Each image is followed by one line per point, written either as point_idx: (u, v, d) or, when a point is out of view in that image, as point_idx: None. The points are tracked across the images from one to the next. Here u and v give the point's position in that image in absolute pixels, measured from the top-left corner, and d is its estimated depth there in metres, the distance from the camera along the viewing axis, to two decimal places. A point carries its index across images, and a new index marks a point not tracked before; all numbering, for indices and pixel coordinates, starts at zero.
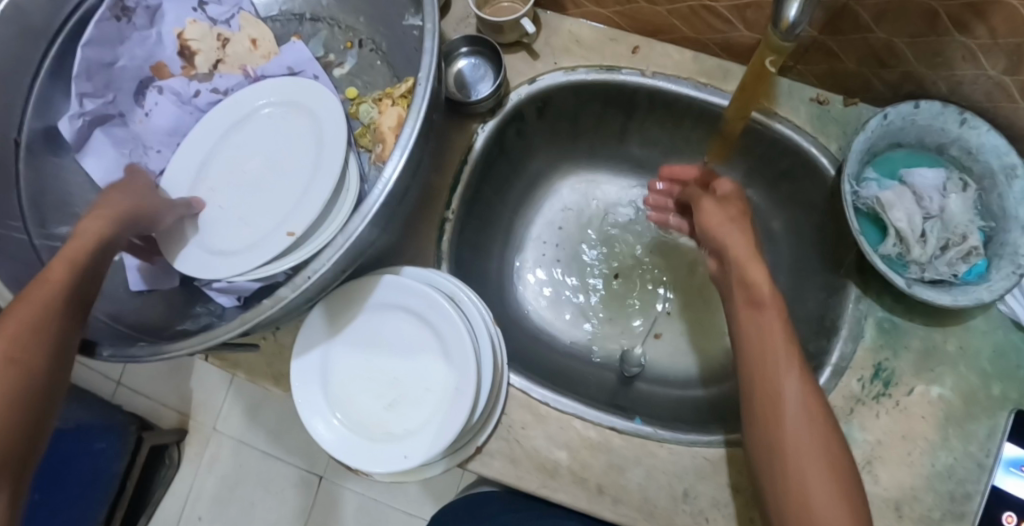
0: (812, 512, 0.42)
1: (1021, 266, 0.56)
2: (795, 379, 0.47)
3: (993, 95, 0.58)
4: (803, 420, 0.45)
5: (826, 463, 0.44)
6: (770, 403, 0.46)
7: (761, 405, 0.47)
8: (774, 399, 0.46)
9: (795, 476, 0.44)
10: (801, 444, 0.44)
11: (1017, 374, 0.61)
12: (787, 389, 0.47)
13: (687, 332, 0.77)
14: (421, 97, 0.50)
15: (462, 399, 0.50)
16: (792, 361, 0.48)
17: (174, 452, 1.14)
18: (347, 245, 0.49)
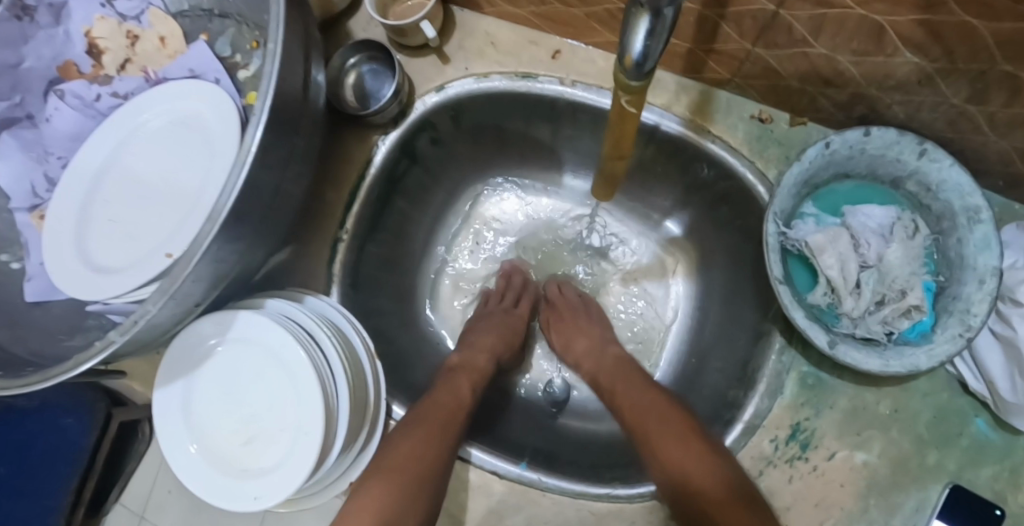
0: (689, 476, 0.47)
1: (969, 328, 0.48)
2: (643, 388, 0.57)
3: (957, 125, 0.50)
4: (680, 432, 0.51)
5: (689, 433, 0.50)
6: (646, 422, 0.53)
7: (642, 431, 0.52)
8: (648, 420, 0.53)
9: (668, 450, 0.50)
10: (664, 420, 0.52)
11: (956, 443, 0.54)
12: (644, 396, 0.56)
13: None
14: (253, 129, 0.45)
15: (310, 444, 0.47)
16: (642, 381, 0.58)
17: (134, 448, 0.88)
18: (174, 290, 0.45)
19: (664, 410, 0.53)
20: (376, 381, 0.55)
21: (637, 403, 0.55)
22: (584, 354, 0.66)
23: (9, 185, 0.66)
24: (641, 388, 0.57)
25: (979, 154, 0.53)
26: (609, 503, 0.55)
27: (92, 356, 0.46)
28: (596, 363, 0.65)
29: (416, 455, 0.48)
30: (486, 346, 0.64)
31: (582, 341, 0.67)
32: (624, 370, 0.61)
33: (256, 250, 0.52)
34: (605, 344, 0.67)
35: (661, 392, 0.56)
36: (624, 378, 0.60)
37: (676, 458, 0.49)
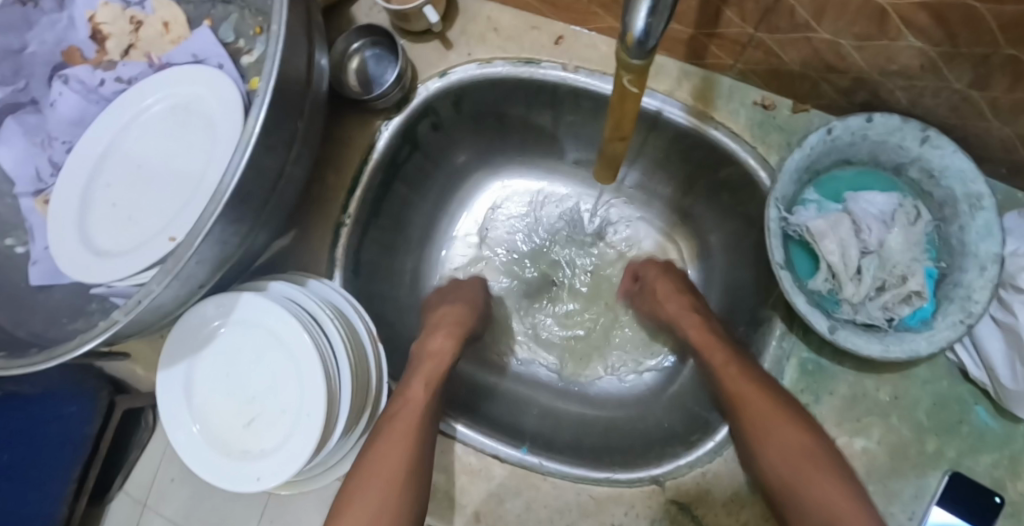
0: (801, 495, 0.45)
1: (969, 314, 0.48)
2: (733, 366, 0.53)
3: (960, 111, 0.50)
4: (784, 423, 0.48)
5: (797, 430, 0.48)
6: (743, 401, 0.50)
7: (746, 415, 0.50)
8: (749, 399, 0.50)
9: (772, 448, 0.48)
10: (767, 414, 0.49)
11: (955, 430, 0.54)
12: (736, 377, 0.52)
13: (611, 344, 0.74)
14: (257, 110, 0.45)
15: (312, 425, 0.48)
16: (730, 357, 0.54)
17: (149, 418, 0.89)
18: (179, 270, 0.45)
19: (750, 389, 0.50)
20: (378, 365, 0.55)
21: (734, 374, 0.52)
22: (673, 313, 0.62)
23: (14, 170, 0.66)
24: (730, 356, 0.54)
25: (982, 141, 0.52)
26: (609, 487, 0.55)
27: (95, 336, 0.46)
28: (693, 325, 0.59)
29: (389, 464, 0.47)
30: (451, 315, 0.64)
31: (674, 304, 0.63)
32: (716, 342, 0.56)
33: (259, 232, 0.52)
34: (694, 305, 0.62)
35: (752, 365, 0.53)
36: (712, 346, 0.56)
37: (777, 458, 0.47)
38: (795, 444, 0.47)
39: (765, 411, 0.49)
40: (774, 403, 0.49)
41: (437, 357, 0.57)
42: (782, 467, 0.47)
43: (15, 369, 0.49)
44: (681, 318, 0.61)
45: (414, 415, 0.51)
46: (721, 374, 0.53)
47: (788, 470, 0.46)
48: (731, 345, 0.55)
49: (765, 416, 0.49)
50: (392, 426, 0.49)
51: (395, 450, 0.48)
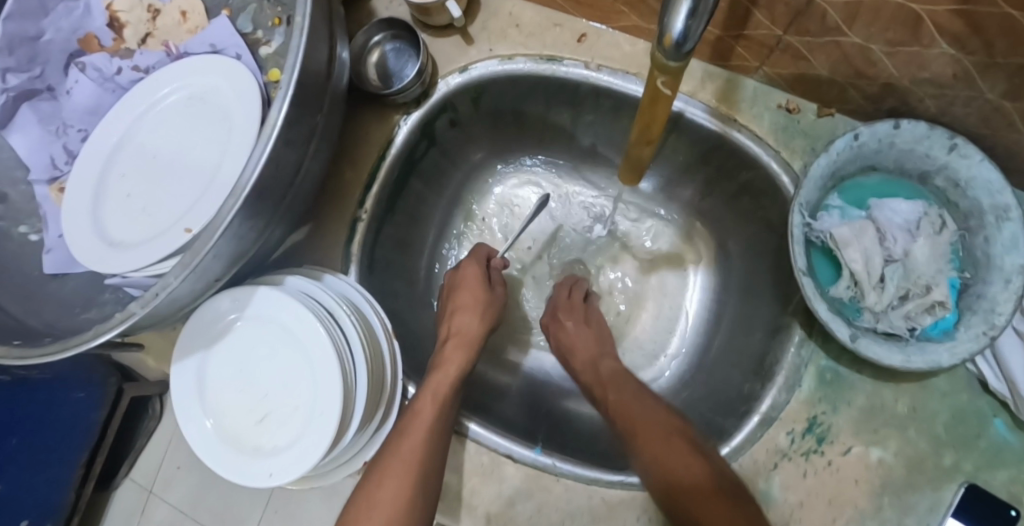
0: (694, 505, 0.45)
1: (993, 327, 0.47)
2: (636, 396, 0.57)
3: (990, 120, 0.49)
4: (669, 436, 0.51)
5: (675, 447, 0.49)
6: (633, 423, 0.53)
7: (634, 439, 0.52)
8: (637, 420, 0.54)
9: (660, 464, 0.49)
10: (649, 435, 0.52)
11: (973, 444, 0.53)
12: (638, 403, 0.56)
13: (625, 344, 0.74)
14: (279, 105, 0.44)
15: (327, 422, 0.47)
16: (633, 390, 0.58)
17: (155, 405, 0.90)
18: (196, 264, 0.45)
19: (652, 412, 0.54)
20: (393, 362, 0.55)
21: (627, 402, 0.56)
22: (580, 364, 0.64)
23: (28, 157, 0.65)
24: (630, 390, 0.58)
25: (1010, 151, 0.52)
26: (622, 491, 0.55)
27: (110, 327, 0.46)
28: (594, 372, 0.62)
29: (408, 460, 0.49)
30: (467, 308, 0.64)
31: (587, 347, 0.66)
32: (620, 380, 0.60)
33: (276, 227, 0.51)
34: (599, 348, 0.66)
35: (651, 397, 0.57)
36: (618, 384, 0.59)
37: (664, 460, 0.49)
38: (681, 449, 0.49)
39: (648, 428, 0.52)
40: (664, 425, 0.52)
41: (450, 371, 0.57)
42: (693, 474, 0.47)
43: (28, 359, 0.49)
44: (585, 361, 0.64)
45: (433, 413, 0.52)
46: (618, 405, 0.57)
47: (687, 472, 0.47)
48: (632, 383, 0.59)
49: (657, 431, 0.52)
50: (413, 423, 0.51)
51: (400, 477, 0.48)
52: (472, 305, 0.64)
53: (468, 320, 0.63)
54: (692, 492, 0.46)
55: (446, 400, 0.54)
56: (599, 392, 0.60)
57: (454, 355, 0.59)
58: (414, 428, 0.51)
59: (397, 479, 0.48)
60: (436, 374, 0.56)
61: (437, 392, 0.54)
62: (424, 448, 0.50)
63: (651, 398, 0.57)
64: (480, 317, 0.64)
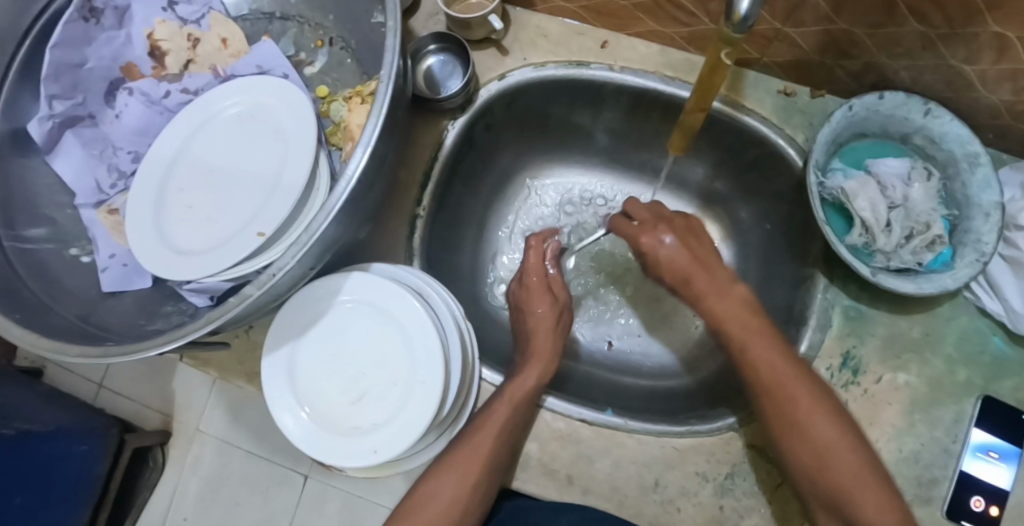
0: (825, 475, 0.50)
1: (983, 254, 0.57)
2: (761, 341, 0.55)
3: (954, 85, 0.60)
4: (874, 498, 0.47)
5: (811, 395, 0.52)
6: (762, 370, 0.54)
7: (761, 386, 0.54)
8: (853, 491, 0.48)
9: (783, 395, 0.52)
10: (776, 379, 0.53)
11: (981, 361, 0.62)
12: (758, 355, 0.54)
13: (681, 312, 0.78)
14: (382, 95, 0.50)
15: (430, 391, 0.51)
16: (764, 334, 0.55)
17: (158, 455, 0.93)
18: (309, 242, 0.48)
19: (817, 435, 0.51)
20: (471, 341, 0.58)
21: (769, 362, 0.53)
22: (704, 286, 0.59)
23: (74, 180, 0.67)
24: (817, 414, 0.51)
25: (972, 111, 0.63)
26: (690, 438, 0.60)
27: (224, 312, 0.47)
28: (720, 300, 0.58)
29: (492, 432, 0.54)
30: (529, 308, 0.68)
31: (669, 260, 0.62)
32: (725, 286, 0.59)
33: (360, 219, 0.55)
34: (747, 314, 0.57)
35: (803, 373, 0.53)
36: (739, 318, 0.57)
37: (802, 450, 0.51)
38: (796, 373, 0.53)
39: (836, 468, 0.49)
40: (833, 440, 0.50)
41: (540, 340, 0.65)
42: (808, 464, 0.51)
43: (131, 355, 0.48)
44: (741, 320, 0.57)
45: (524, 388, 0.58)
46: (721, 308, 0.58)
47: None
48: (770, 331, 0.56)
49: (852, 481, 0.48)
50: (507, 394, 0.57)
51: (484, 440, 0.54)
52: (534, 293, 0.69)
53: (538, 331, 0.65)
54: (805, 472, 0.51)
55: (521, 401, 0.57)
56: (685, 275, 0.61)
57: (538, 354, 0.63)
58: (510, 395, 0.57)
59: (479, 448, 0.53)
60: (523, 373, 0.60)
61: (537, 356, 0.63)
62: (517, 399, 0.57)
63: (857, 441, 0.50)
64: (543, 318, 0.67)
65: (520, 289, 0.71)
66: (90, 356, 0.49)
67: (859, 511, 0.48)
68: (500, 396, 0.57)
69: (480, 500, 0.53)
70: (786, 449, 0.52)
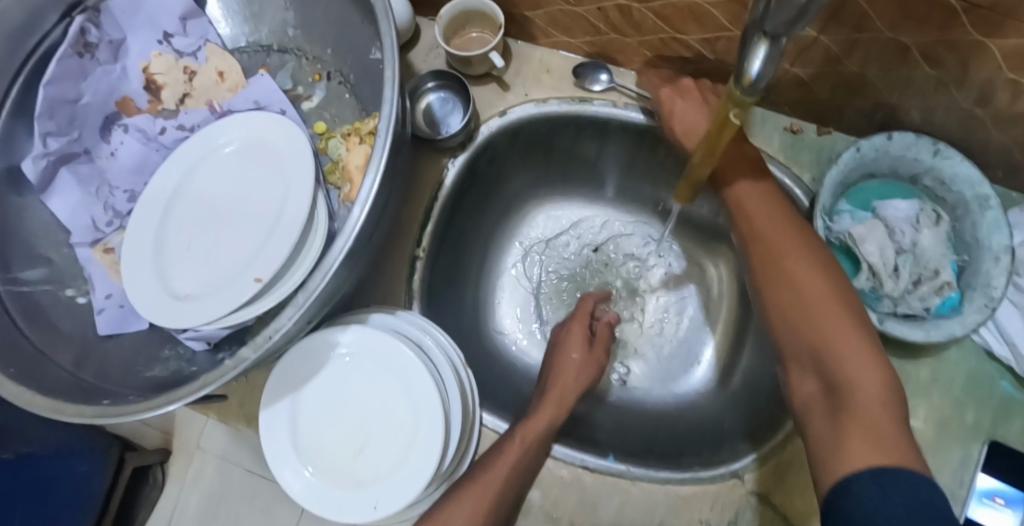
0: (824, 348, 0.44)
1: (993, 299, 0.55)
2: (801, 262, 0.48)
3: (965, 126, 0.59)
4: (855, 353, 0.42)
5: (848, 332, 0.43)
6: (762, 263, 0.51)
7: (755, 253, 0.52)
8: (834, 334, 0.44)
9: (789, 291, 0.48)
10: (783, 261, 0.49)
11: (988, 404, 0.61)
12: (795, 277, 0.48)
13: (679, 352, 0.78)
14: (381, 145, 0.49)
15: (431, 447, 0.50)
16: (805, 251, 0.49)
17: (157, 473, 0.94)
18: (309, 302, 0.48)
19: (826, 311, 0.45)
20: (471, 389, 0.57)
21: (790, 299, 0.47)
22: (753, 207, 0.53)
23: (69, 219, 0.66)
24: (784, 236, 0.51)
25: (982, 150, 0.62)
26: (694, 485, 0.60)
27: (220, 375, 0.47)
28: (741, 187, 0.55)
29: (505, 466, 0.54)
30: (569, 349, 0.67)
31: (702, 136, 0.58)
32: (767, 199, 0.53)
33: (359, 268, 0.54)
34: (787, 222, 0.51)
35: (824, 271, 0.48)
36: (756, 206, 0.53)
37: (787, 296, 0.48)
38: (811, 267, 0.48)
39: (793, 267, 0.48)
40: (824, 292, 0.46)
41: (571, 361, 0.66)
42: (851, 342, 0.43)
43: (127, 416, 0.48)
44: (769, 233, 0.51)
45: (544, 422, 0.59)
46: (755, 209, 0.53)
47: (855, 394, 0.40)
48: (818, 258, 0.48)
49: (818, 302, 0.45)
50: (525, 430, 0.57)
51: (497, 473, 0.53)
52: (573, 334, 0.69)
53: (571, 356, 0.67)
54: (828, 347, 0.43)
55: (535, 436, 0.57)
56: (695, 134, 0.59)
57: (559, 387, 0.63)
58: (530, 429, 0.58)
59: (489, 484, 0.52)
60: (559, 374, 0.65)
61: (564, 383, 0.64)
62: (535, 433, 0.58)
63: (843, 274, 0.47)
64: (579, 371, 0.66)
65: (563, 331, 0.71)
66: (86, 416, 0.49)
67: (837, 364, 0.42)
68: (514, 433, 0.57)
69: None
70: (772, 282, 0.49)
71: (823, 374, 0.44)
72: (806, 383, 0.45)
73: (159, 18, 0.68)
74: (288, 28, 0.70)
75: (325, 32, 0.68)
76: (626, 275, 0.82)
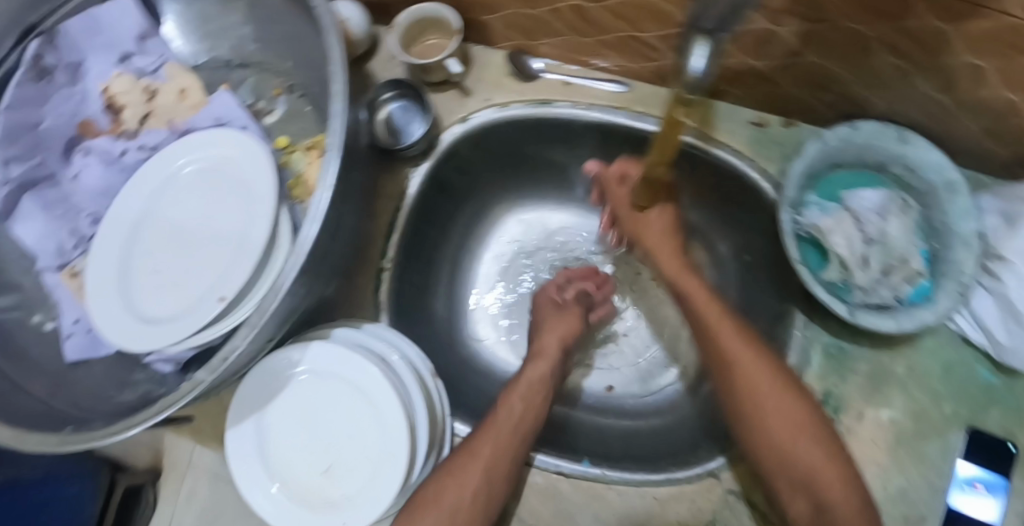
0: (810, 481, 0.50)
1: (964, 285, 0.55)
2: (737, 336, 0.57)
3: (929, 113, 0.58)
4: (812, 442, 0.51)
5: (787, 398, 0.53)
6: (730, 365, 0.57)
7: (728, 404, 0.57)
8: (789, 439, 0.52)
9: (750, 398, 0.55)
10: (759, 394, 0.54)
11: (965, 391, 0.61)
12: (767, 405, 0.53)
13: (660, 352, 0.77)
14: (330, 160, 0.48)
15: (397, 461, 0.50)
16: (772, 381, 0.54)
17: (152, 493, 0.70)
18: (263, 323, 0.48)
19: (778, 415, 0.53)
20: (441, 400, 0.57)
21: (761, 412, 0.54)
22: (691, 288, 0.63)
23: (34, 245, 0.65)
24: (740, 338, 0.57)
25: (948, 136, 0.61)
26: (671, 487, 0.59)
27: (178, 398, 0.47)
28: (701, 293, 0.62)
29: (481, 461, 0.52)
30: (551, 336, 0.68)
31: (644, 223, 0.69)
32: (723, 330, 0.58)
33: (320, 284, 0.54)
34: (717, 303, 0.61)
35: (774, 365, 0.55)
36: (724, 336, 0.58)
37: (776, 429, 0.53)
38: (796, 414, 0.53)
39: (768, 395, 0.54)
40: (803, 419, 0.52)
41: (542, 365, 0.64)
42: (814, 466, 0.51)
43: (87, 444, 0.48)
44: (723, 322, 0.58)
45: (512, 418, 0.57)
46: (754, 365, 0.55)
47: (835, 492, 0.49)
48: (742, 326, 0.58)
49: (788, 428, 0.52)
50: (493, 424, 0.56)
51: (472, 469, 0.52)
52: (552, 320, 0.70)
53: (541, 360, 0.65)
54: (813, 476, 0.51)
55: (507, 428, 0.55)
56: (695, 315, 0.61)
57: (534, 382, 0.62)
58: (500, 422, 0.56)
59: (469, 480, 0.51)
60: (530, 366, 0.65)
61: (530, 376, 0.63)
62: (507, 429, 0.55)
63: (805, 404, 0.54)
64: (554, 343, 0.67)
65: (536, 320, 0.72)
66: (51, 444, 0.50)
67: (825, 496, 0.49)
68: (484, 430, 0.55)
69: None
70: (748, 419, 0.55)
71: (816, 507, 0.50)
72: (797, 505, 0.51)
73: (116, 39, 0.68)
74: (247, 43, 0.70)
75: (284, 46, 0.68)
76: None
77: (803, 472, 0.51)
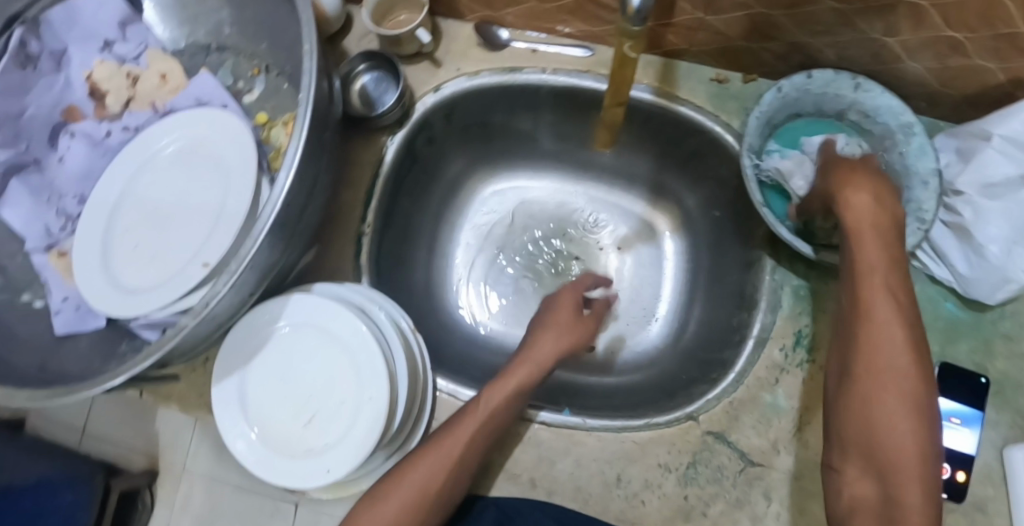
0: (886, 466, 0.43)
1: (924, 222, 0.56)
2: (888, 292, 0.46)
3: (879, 58, 0.61)
4: (904, 431, 0.42)
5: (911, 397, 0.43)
6: (864, 317, 0.46)
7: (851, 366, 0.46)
8: (894, 415, 0.43)
9: (881, 377, 0.44)
10: (889, 369, 0.44)
11: (933, 327, 0.62)
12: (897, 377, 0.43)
13: (638, 312, 0.80)
14: (303, 118, 0.50)
15: (377, 406, 0.51)
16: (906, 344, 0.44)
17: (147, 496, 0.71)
18: (239, 271, 0.49)
19: (902, 367, 0.44)
20: (421, 352, 0.59)
21: (880, 388, 0.44)
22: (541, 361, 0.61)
23: (22, 228, 0.67)
24: (888, 297, 0.46)
25: (900, 82, 0.63)
26: (649, 431, 0.60)
27: (164, 344, 0.48)
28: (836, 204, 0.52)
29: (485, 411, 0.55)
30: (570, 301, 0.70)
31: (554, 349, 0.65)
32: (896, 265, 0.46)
33: (298, 243, 0.56)
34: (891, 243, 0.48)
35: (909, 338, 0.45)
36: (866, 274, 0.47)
37: (894, 419, 0.43)
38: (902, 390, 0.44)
39: (884, 375, 0.44)
40: (911, 380, 0.44)
41: (559, 325, 0.66)
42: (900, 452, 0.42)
43: (74, 394, 0.48)
44: (889, 260, 0.47)
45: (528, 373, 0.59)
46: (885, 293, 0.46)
47: (906, 457, 0.42)
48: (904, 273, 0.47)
49: (899, 419, 0.43)
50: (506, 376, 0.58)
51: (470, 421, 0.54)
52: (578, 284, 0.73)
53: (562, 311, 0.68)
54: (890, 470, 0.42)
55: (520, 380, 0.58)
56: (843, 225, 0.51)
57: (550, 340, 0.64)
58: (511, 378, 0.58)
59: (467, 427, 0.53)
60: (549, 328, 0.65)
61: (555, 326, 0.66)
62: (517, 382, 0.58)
63: (930, 396, 0.44)
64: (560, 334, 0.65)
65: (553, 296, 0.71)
66: (37, 399, 0.50)
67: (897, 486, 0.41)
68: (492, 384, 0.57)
69: (457, 482, 0.52)
70: (864, 387, 0.45)
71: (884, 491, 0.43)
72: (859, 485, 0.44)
73: (97, 28, 0.70)
74: (224, 27, 0.72)
75: (259, 27, 0.70)
76: (581, 244, 0.84)
77: (885, 457, 0.43)
